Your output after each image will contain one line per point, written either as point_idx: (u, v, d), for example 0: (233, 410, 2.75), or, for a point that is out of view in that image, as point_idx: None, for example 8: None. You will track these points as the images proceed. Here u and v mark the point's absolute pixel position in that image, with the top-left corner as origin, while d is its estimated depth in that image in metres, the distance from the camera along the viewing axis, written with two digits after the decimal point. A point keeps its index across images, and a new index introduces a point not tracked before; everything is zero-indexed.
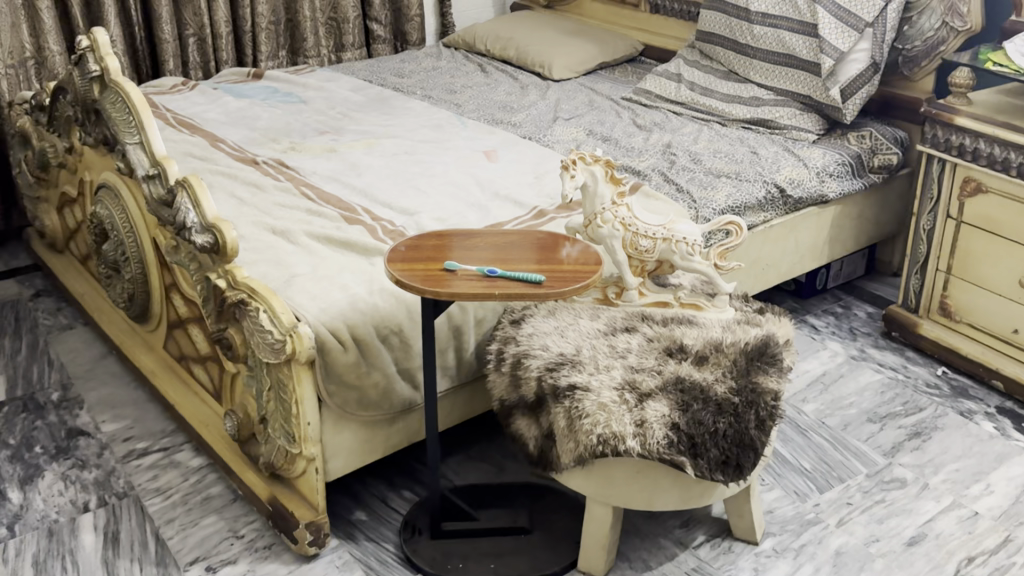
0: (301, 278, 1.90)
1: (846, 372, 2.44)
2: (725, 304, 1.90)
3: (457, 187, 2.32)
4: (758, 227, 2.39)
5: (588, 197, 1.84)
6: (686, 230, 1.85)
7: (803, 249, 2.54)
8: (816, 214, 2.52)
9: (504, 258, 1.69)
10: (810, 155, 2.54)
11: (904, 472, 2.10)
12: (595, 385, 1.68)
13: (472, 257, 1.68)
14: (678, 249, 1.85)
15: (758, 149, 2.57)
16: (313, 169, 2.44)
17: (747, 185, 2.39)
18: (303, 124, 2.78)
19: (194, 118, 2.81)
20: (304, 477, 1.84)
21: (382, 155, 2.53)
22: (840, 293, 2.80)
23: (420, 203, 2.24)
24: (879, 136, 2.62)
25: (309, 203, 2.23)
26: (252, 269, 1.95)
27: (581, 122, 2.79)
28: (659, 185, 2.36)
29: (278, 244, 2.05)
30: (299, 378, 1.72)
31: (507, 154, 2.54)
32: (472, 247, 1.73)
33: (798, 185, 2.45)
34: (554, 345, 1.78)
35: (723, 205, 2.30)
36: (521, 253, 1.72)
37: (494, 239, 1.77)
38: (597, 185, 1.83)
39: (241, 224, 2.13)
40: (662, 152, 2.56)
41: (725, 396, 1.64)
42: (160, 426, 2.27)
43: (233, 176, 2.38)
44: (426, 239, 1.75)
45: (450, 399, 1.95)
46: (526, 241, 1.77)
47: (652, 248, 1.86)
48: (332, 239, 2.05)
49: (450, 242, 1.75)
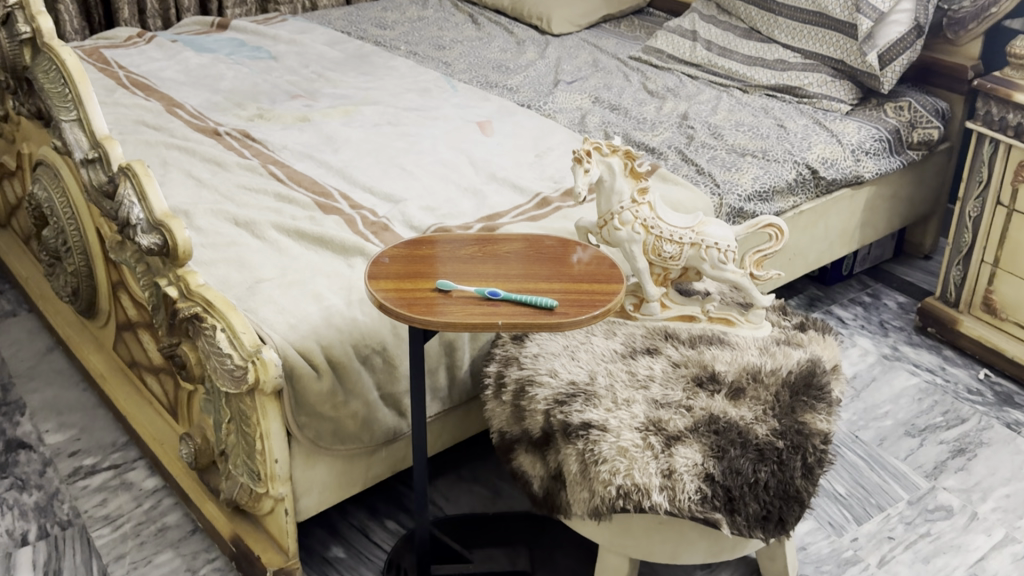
0: (269, 286, 1.63)
1: (879, 376, 2.19)
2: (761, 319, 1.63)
3: (448, 167, 2.04)
4: (787, 212, 2.13)
5: (604, 193, 1.58)
6: (719, 233, 1.58)
7: (833, 235, 2.28)
8: (849, 196, 2.25)
9: (506, 273, 1.42)
10: (843, 129, 2.27)
11: (949, 499, 1.87)
12: (614, 424, 1.42)
13: (469, 273, 1.41)
14: (708, 256, 1.58)
15: (785, 122, 2.30)
16: (283, 142, 2.15)
17: (775, 165, 2.12)
18: (273, 85, 2.47)
19: (149, 78, 2.50)
20: (272, 516, 1.59)
21: (362, 127, 2.24)
22: (866, 279, 2.56)
23: (406, 187, 1.96)
24: (918, 107, 2.34)
25: (279, 187, 1.95)
26: (210, 271, 1.68)
27: (585, 87, 2.50)
28: (677, 165, 2.09)
29: (241, 239, 1.78)
30: (265, 410, 1.46)
31: (504, 126, 2.25)
32: (469, 257, 1.45)
33: (831, 165, 2.18)
34: (563, 370, 1.53)
35: (750, 190, 2.04)
36: (527, 265, 1.44)
37: (496, 245, 1.50)
38: (614, 180, 1.57)
39: (198, 212, 1.85)
40: (678, 124, 2.29)
41: (767, 439, 1.40)
42: (111, 438, 2.01)
43: (191, 151, 2.08)
44: (415, 246, 1.48)
45: (441, 422, 1.70)
46: (530, 249, 1.49)
47: (678, 254, 1.59)
48: (304, 234, 1.78)
49: (443, 249, 1.47)
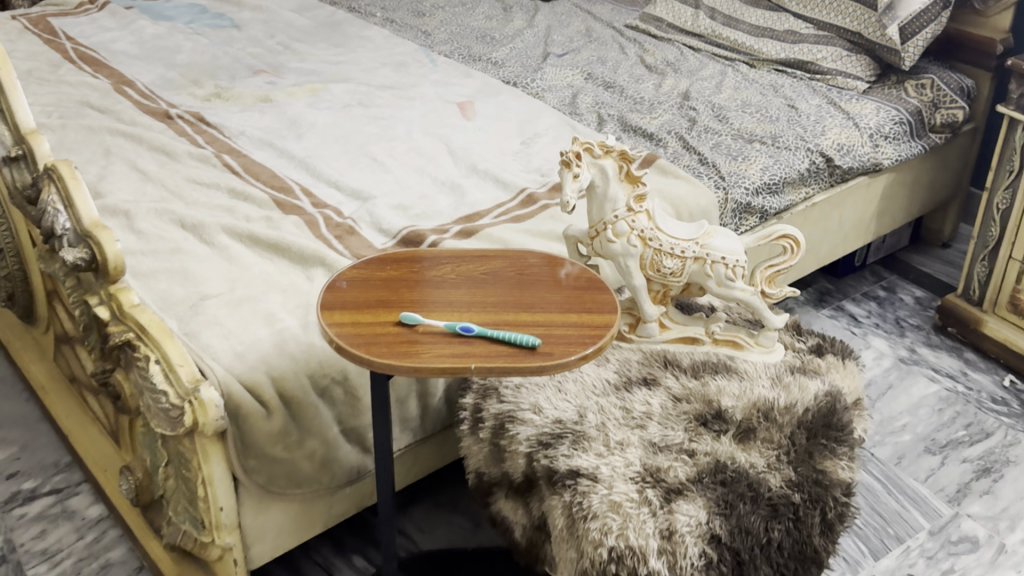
0: (216, 303, 1.44)
1: (895, 383, 2.01)
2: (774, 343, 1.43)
3: (423, 157, 1.84)
4: (799, 206, 1.93)
5: (596, 201, 1.39)
6: (726, 247, 1.39)
7: (847, 227, 2.08)
8: (866, 185, 2.05)
9: (482, 301, 1.22)
10: (860, 111, 2.06)
11: (974, 528, 1.69)
12: (606, 473, 1.23)
13: (440, 301, 1.22)
14: (714, 272, 1.39)
15: (796, 102, 2.09)
16: (241, 126, 1.94)
17: (786, 153, 1.92)
18: (234, 59, 2.25)
19: (99, 50, 2.28)
20: (221, 565, 1.41)
21: (330, 108, 2.02)
22: (880, 271, 2.37)
23: (375, 182, 1.76)
24: (941, 85, 2.12)
25: (233, 181, 1.75)
26: (150, 284, 1.48)
27: (577, 61, 2.29)
28: (678, 153, 1.89)
29: (187, 245, 1.58)
30: (207, 454, 1.28)
31: (487, 107, 2.04)
32: (439, 280, 1.26)
33: (848, 152, 1.98)
34: (548, 405, 1.34)
35: (758, 183, 1.84)
36: (506, 289, 1.25)
37: (472, 263, 1.30)
38: (608, 185, 1.38)
39: (140, 213, 1.64)
40: (679, 105, 2.08)
41: (781, 493, 1.21)
42: (54, 458, 1.82)
43: (137, 138, 1.87)
44: (377, 265, 1.28)
45: (413, 453, 1.51)
46: (510, 268, 1.30)
47: (680, 269, 1.39)
48: (258, 239, 1.58)
49: (409, 270, 1.27)
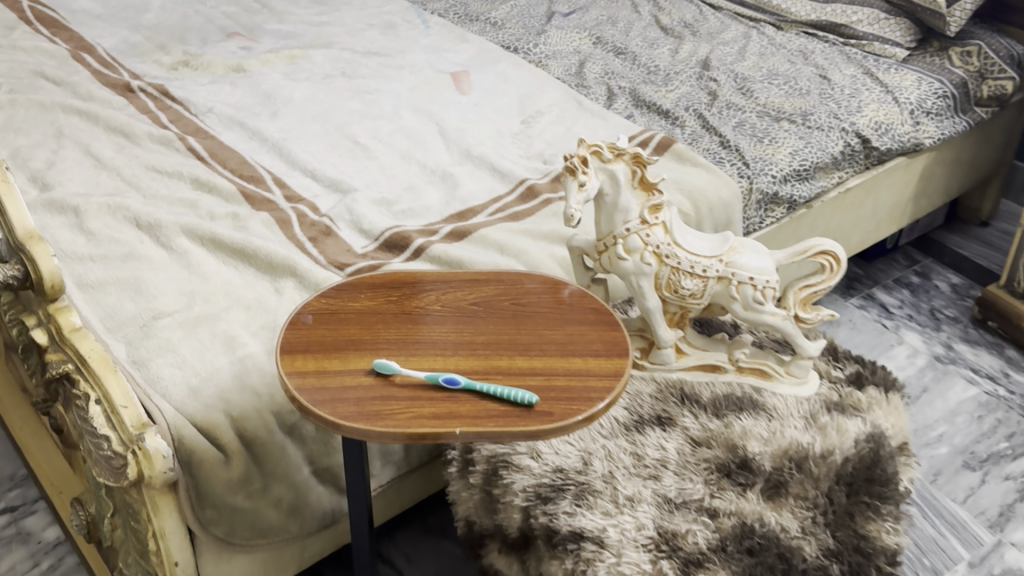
0: (170, 324, 1.26)
1: (931, 387, 1.84)
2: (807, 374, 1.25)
3: (412, 139, 1.64)
4: (831, 192, 1.74)
5: (604, 211, 1.20)
6: (755, 265, 1.20)
7: (881, 212, 1.89)
8: (904, 166, 1.85)
9: (470, 341, 1.05)
10: (899, 83, 1.85)
11: (1020, 559, 1.53)
12: (614, 537, 1.06)
13: (420, 341, 1.04)
14: (740, 294, 1.20)
15: (828, 72, 1.88)
16: (209, 102, 1.74)
17: (818, 134, 1.71)
18: (206, 20, 2.04)
19: (58, 9, 2.06)
20: None
21: (309, 80, 1.82)
22: (913, 253, 2.19)
23: (357, 170, 1.57)
24: (989, 53, 1.90)
25: (198, 169, 1.56)
26: (97, 298, 1.31)
27: (584, 22, 2.08)
28: (696, 134, 1.70)
29: (142, 250, 1.39)
30: (157, 508, 1.12)
31: (483, 77, 1.84)
32: (420, 315, 1.08)
33: (885, 131, 1.77)
34: (548, 450, 1.17)
35: (787, 169, 1.64)
36: (498, 325, 1.07)
37: (460, 289, 1.12)
38: (618, 193, 1.19)
39: (90, 208, 1.45)
40: (698, 75, 1.88)
41: (818, 565, 1.04)
42: (8, 471, 1.67)
43: (93, 116, 1.68)
44: (349, 293, 1.10)
45: (397, 486, 1.35)
46: (504, 296, 1.11)
47: (700, 290, 1.21)
48: (221, 242, 1.39)
49: (386, 302, 1.09)
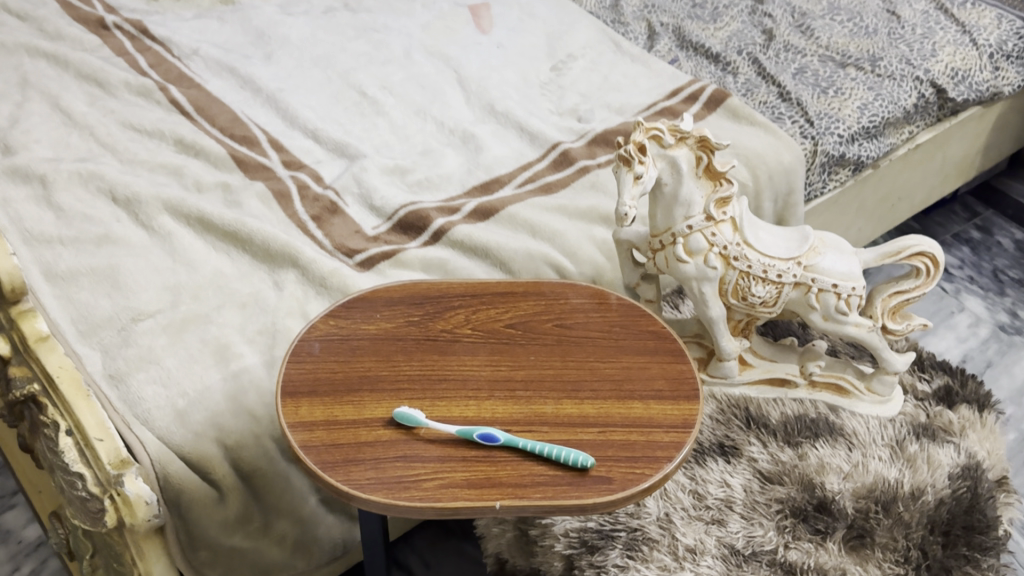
0: (153, 329, 1.09)
1: (996, 361, 1.66)
2: (889, 395, 1.09)
3: (428, 90, 1.44)
4: (899, 150, 1.53)
5: (662, 204, 1.01)
6: (840, 270, 1.01)
7: (949, 167, 1.69)
8: (978, 116, 1.64)
9: (507, 376, 0.87)
10: (976, 21, 1.63)
11: None
12: None
13: (447, 377, 0.87)
14: (820, 303, 1.03)
15: (897, 8, 1.66)
16: (195, 42, 1.53)
17: (889, 84, 1.49)
18: None
19: None
20: None
21: (309, 14, 1.61)
22: (973, 203, 2.00)
23: (365, 129, 1.37)
24: None
25: (183, 127, 1.36)
26: (67, 293, 1.13)
27: None
28: (751, 83, 1.50)
29: (119, 230, 1.21)
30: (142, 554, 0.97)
31: (507, 12, 1.62)
32: (447, 341, 0.90)
33: (963, 79, 1.55)
34: None
35: (856, 127, 1.43)
36: (540, 355, 0.89)
37: (493, 305, 0.94)
38: (681, 184, 1.00)
39: (58, 178, 1.26)
40: (750, 10, 1.67)
41: None
42: None
43: (61, 59, 1.46)
44: (361, 312, 0.93)
45: None
46: (546, 315, 0.93)
47: (774, 297, 1.03)
48: (210, 222, 1.21)
49: (406, 324, 0.91)
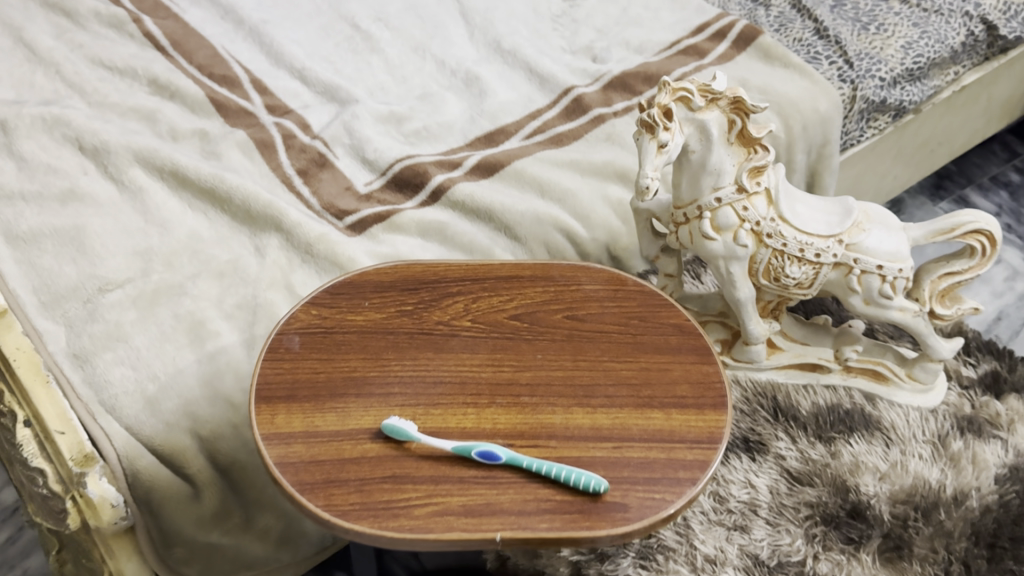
0: (121, 302, 0.98)
1: None
2: (930, 386, 0.99)
3: (429, 24, 1.31)
4: (943, 93, 1.40)
5: (688, 173, 0.90)
6: (885, 249, 0.90)
7: (995, 108, 1.56)
8: None
9: (511, 379, 0.77)
10: None
11: None
12: None
13: (443, 379, 0.77)
14: (862, 285, 0.92)
15: None
16: None
17: (936, 20, 1.34)
18: None
19: None
20: None
21: None
22: (1012, 143, 1.87)
23: (358, 69, 1.25)
24: None
25: (158, 65, 1.23)
26: (28, 257, 1.02)
27: None
28: (785, 18, 1.37)
29: (85, 185, 1.09)
30: (111, 554, 0.88)
31: None
32: (443, 335, 0.80)
33: (1017, 14, 1.40)
34: None
35: (898, 70, 1.28)
36: (548, 353, 0.79)
37: (496, 292, 0.84)
38: (708, 151, 0.88)
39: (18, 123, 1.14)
40: None
41: None
42: None
43: None
44: (347, 299, 0.82)
45: None
46: (555, 303, 0.83)
47: (810, 278, 0.92)
48: (185, 176, 1.09)
49: (396, 314, 0.81)
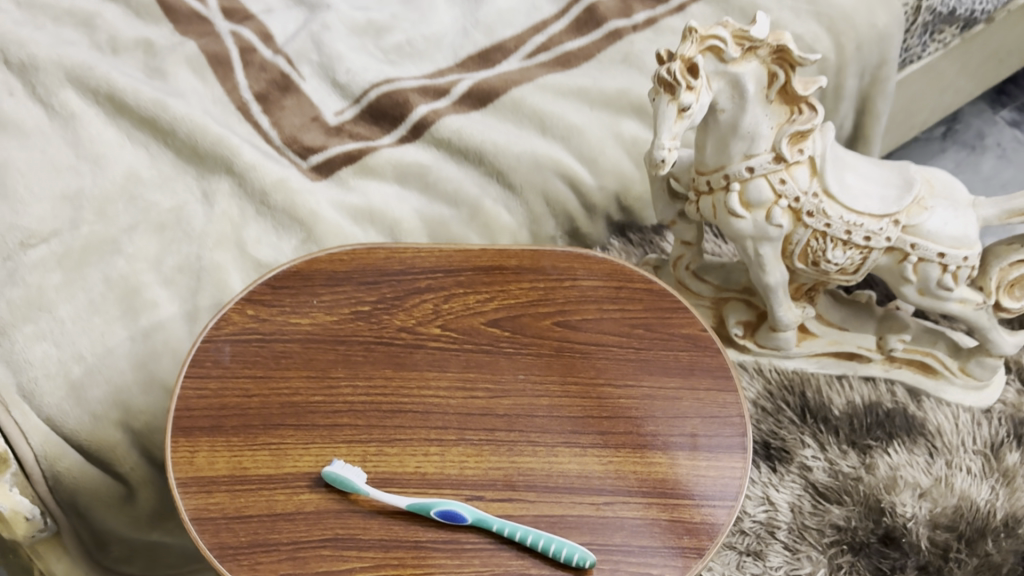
0: (43, 262, 0.82)
1: None
2: (982, 388, 0.86)
3: None
4: None
5: (715, 136, 0.73)
6: (950, 234, 0.74)
7: None
8: None
9: (484, 408, 0.64)
10: None
11: None
12: None
13: (403, 407, 0.63)
14: (917, 275, 0.76)
15: None
16: None
17: None
18: None
19: None
20: None
21: None
22: None
23: None
24: None
25: None
26: None
27: None
28: None
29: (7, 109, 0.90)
30: (38, 555, 0.79)
31: None
32: (404, 348, 0.66)
33: None
34: None
35: None
36: (533, 374, 0.65)
37: (474, 289, 0.69)
38: (741, 111, 0.70)
39: None
40: None
41: None
42: None
43: None
44: (291, 296, 0.69)
45: None
46: (543, 305, 0.69)
47: (856, 263, 0.77)
48: (123, 103, 0.92)
49: (347, 316, 0.68)
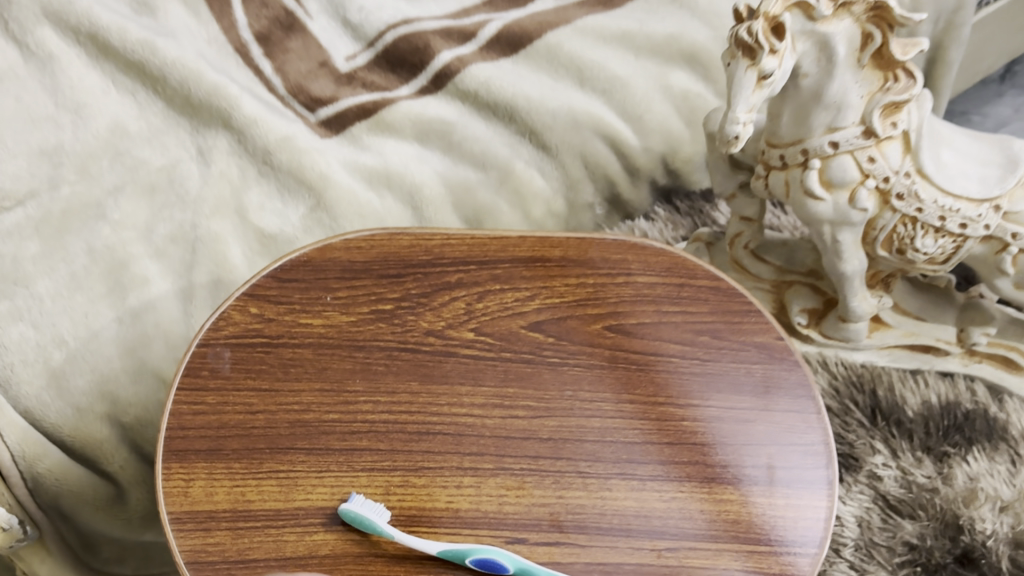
0: (18, 230, 0.70)
1: None
2: None
3: None
4: None
5: (794, 106, 0.62)
6: None
7: None
8: None
9: (526, 431, 0.55)
10: None
11: None
12: None
13: (432, 428, 0.55)
14: (1014, 265, 0.67)
15: None
16: None
17: None
18: None
19: None
20: None
21: None
22: None
23: None
24: None
25: None
26: None
27: None
28: None
29: None
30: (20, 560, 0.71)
31: None
32: (432, 355, 0.57)
33: None
34: None
35: None
36: (582, 391, 0.56)
37: (513, 285, 0.60)
38: (827, 79, 0.60)
39: None
40: None
41: None
42: None
43: None
44: (301, 290, 0.60)
45: None
46: (592, 305, 0.60)
47: (947, 251, 0.68)
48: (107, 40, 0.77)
49: (365, 316, 0.59)
